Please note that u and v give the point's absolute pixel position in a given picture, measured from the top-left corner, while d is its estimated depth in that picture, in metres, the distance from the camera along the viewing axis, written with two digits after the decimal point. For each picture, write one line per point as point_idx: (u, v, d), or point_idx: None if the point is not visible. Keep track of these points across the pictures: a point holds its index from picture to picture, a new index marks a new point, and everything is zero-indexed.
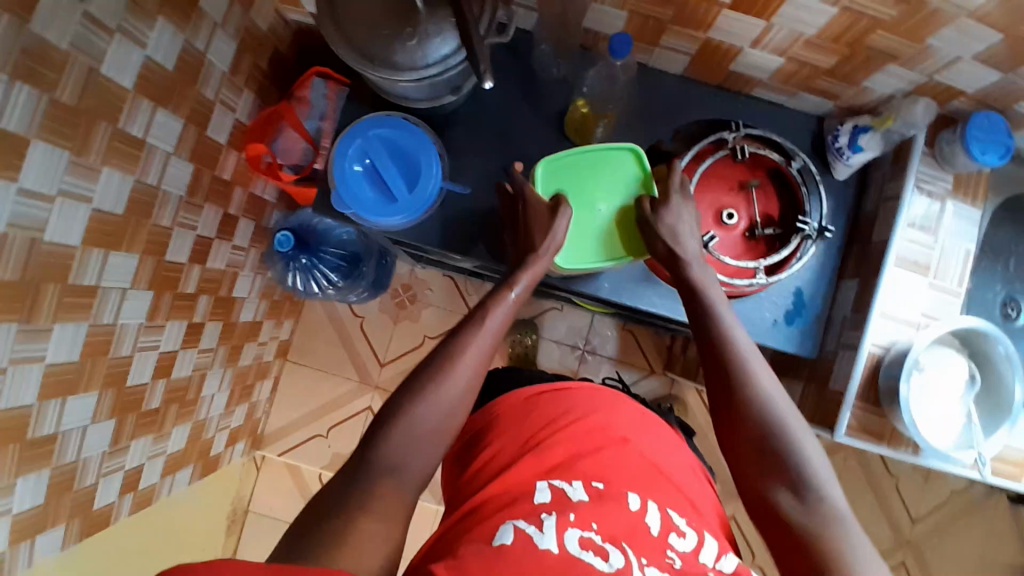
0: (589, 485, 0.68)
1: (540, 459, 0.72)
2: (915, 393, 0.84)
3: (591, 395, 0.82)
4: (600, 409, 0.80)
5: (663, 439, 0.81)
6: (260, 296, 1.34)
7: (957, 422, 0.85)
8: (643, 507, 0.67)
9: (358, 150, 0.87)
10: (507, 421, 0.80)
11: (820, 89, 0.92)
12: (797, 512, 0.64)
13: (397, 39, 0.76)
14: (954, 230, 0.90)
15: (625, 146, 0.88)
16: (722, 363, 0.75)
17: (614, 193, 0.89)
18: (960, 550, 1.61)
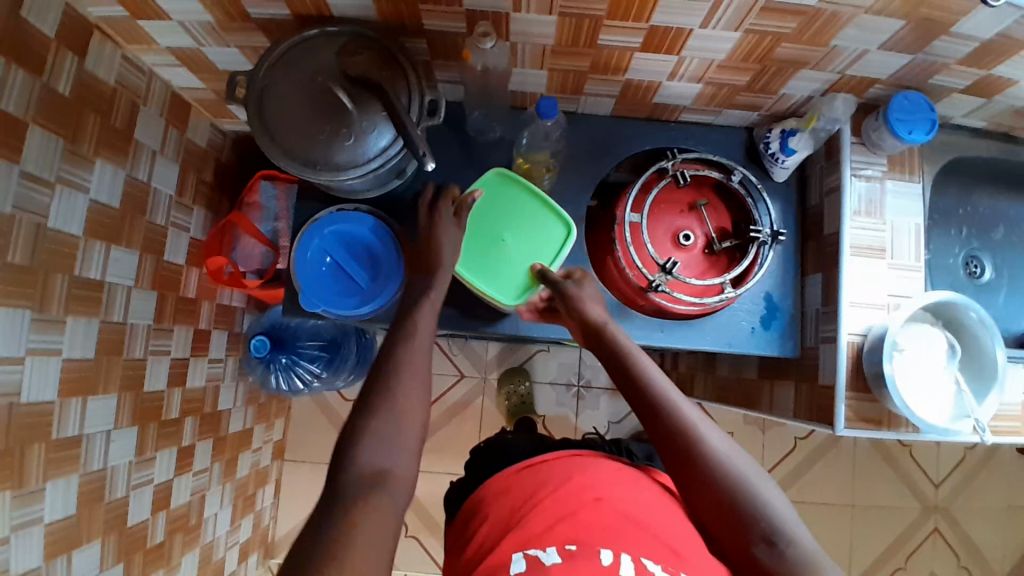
0: (562, 548, 0.70)
1: (521, 530, 0.74)
2: (902, 374, 0.86)
3: (570, 460, 0.84)
4: (578, 473, 0.81)
5: (647, 488, 0.81)
6: (246, 403, 1.32)
7: (949, 394, 0.87)
8: (616, 559, 0.68)
9: (318, 249, 0.88)
10: (496, 498, 0.82)
11: (742, 103, 0.96)
12: (778, 564, 0.64)
13: (335, 141, 0.78)
14: (898, 208, 0.93)
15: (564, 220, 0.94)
16: (663, 425, 0.73)
17: (523, 237, 0.94)
18: (985, 502, 1.62)
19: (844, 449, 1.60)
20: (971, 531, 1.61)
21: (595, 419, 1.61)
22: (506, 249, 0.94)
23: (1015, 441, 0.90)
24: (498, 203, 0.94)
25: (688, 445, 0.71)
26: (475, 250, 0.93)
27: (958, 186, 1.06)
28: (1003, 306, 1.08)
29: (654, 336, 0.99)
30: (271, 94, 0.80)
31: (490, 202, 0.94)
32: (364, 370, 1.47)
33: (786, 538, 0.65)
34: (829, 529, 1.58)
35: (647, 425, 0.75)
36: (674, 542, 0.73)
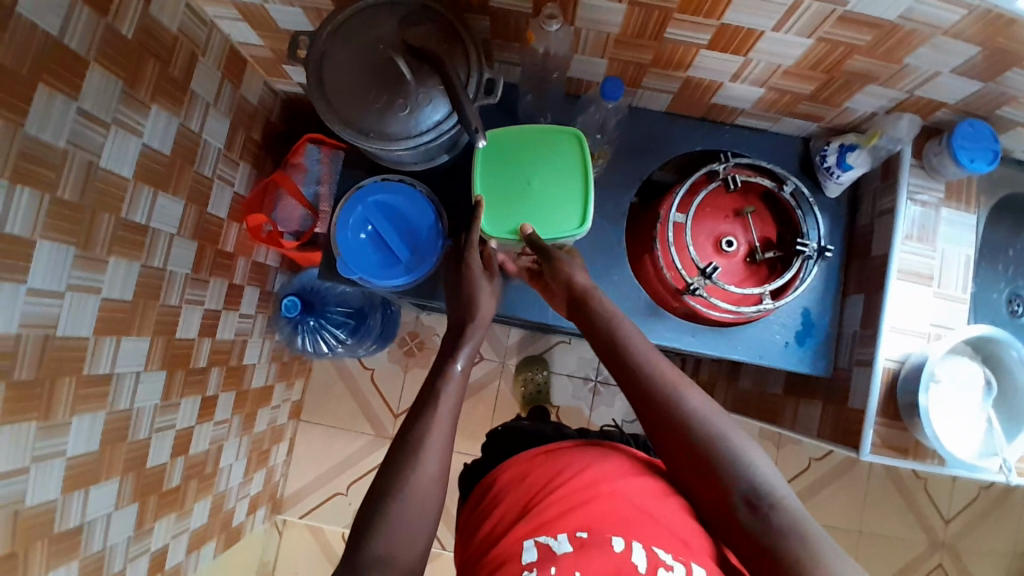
0: (574, 535, 0.70)
1: (534, 515, 0.74)
2: (934, 406, 0.84)
3: (588, 451, 0.84)
4: (593, 463, 0.81)
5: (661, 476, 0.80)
6: (271, 359, 1.34)
7: (982, 429, 0.85)
8: (627, 548, 0.68)
9: (359, 218, 0.87)
10: (510, 485, 0.83)
11: (802, 112, 0.94)
12: (755, 524, 0.64)
13: (389, 110, 0.78)
14: (952, 237, 0.90)
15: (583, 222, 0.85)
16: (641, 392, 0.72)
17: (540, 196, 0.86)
18: (993, 544, 1.59)
19: (856, 475, 1.58)
20: (978, 570, 1.59)
21: (609, 415, 1.61)
22: (522, 192, 0.86)
23: None
24: (549, 159, 0.87)
25: (667, 410, 0.70)
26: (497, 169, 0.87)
27: (1013, 222, 1.03)
28: None
29: (682, 338, 0.98)
30: (331, 58, 0.79)
31: (541, 149, 0.87)
32: (386, 341, 1.48)
33: (768, 498, 0.65)
34: None
35: (624, 387, 0.75)
36: (685, 529, 0.72)
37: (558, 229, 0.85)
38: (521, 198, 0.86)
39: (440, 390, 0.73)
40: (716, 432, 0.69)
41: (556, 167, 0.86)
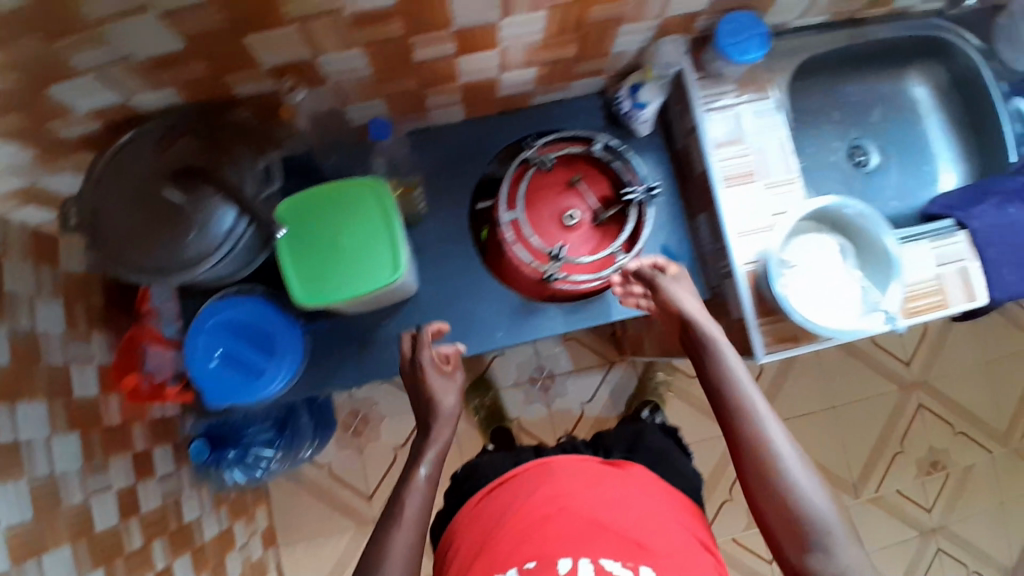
0: (524, 568, 0.72)
1: (485, 558, 0.76)
2: (803, 289, 0.87)
3: (531, 471, 0.85)
4: (543, 481, 0.83)
5: (612, 481, 0.82)
6: (215, 506, 1.30)
7: (858, 296, 0.87)
8: (573, 569, 0.71)
9: (206, 344, 0.84)
10: (467, 525, 0.84)
11: (583, 71, 0.96)
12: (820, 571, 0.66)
13: (181, 239, 0.76)
14: (758, 127, 0.94)
15: (398, 270, 0.78)
16: (751, 453, 0.72)
17: (349, 253, 0.78)
18: (956, 367, 1.65)
19: (810, 359, 1.61)
20: (955, 395, 1.65)
21: (569, 405, 1.61)
22: (328, 252, 0.78)
23: (937, 314, 0.94)
24: (349, 210, 0.79)
25: (772, 478, 0.70)
26: (297, 234, 0.78)
27: (822, 82, 1.05)
28: (899, 185, 1.08)
29: (570, 320, 1.00)
30: (101, 213, 0.76)
31: (338, 206, 0.79)
32: (327, 432, 1.47)
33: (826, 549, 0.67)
34: (818, 436, 1.60)
35: (722, 415, 0.76)
36: (634, 531, 0.75)
37: (375, 282, 0.78)
38: (329, 259, 0.78)
39: (406, 499, 0.76)
40: (797, 482, 0.69)
41: (357, 219, 0.79)
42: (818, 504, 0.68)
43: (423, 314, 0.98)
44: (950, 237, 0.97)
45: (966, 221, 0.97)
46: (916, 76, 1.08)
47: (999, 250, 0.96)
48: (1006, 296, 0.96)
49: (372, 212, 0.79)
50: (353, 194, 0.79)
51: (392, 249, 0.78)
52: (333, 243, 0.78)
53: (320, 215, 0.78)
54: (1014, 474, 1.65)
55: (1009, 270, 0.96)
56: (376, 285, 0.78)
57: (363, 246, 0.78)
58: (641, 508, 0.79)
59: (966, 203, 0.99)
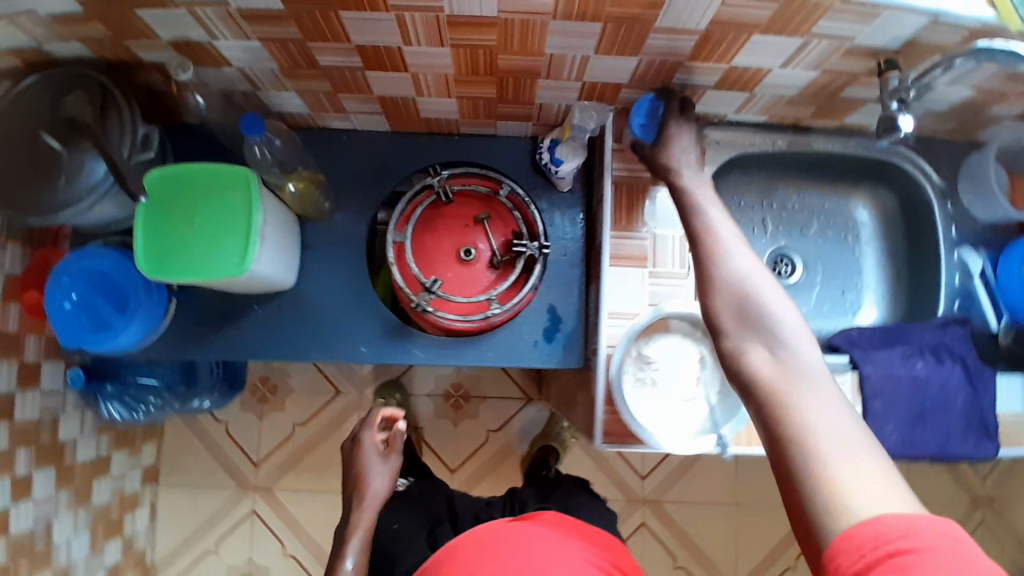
0: None
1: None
2: (648, 391, 0.85)
3: (441, 556, 0.83)
4: (446, 562, 0.80)
5: (521, 535, 0.81)
6: (99, 431, 1.30)
7: (702, 414, 0.85)
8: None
9: (67, 286, 0.86)
10: None
11: (508, 113, 0.94)
12: (770, 365, 0.62)
13: (49, 185, 0.78)
14: (664, 214, 0.91)
15: (243, 265, 0.78)
16: (707, 270, 0.70)
17: (204, 236, 0.79)
18: None
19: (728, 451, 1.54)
20: None
21: (476, 427, 1.58)
22: (183, 230, 0.79)
23: None
24: (217, 195, 0.80)
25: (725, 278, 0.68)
26: (162, 206, 0.79)
27: (761, 181, 1.03)
28: (816, 305, 1.03)
29: (436, 355, 0.98)
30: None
31: (207, 187, 0.80)
32: (230, 392, 1.49)
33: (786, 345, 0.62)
34: (713, 528, 1.55)
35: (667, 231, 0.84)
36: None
37: (219, 270, 0.78)
38: (181, 237, 0.79)
39: None
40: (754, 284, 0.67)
41: (221, 205, 0.79)
42: (778, 312, 0.64)
43: (297, 312, 0.98)
44: (837, 375, 0.91)
45: (861, 362, 0.90)
46: (862, 199, 1.05)
47: (886, 403, 0.89)
48: None
49: (240, 203, 0.79)
50: (223, 180, 0.80)
51: (247, 232, 0.79)
52: (191, 222, 0.79)
53: (188, 192, 0.80)
54: None
55: (892, 428, 0.88)
56: (219, 273, 0.78)
57: (218, 233, 0.79)
58: (558, 556, 0.77)
59: (873, 343, 0.93)
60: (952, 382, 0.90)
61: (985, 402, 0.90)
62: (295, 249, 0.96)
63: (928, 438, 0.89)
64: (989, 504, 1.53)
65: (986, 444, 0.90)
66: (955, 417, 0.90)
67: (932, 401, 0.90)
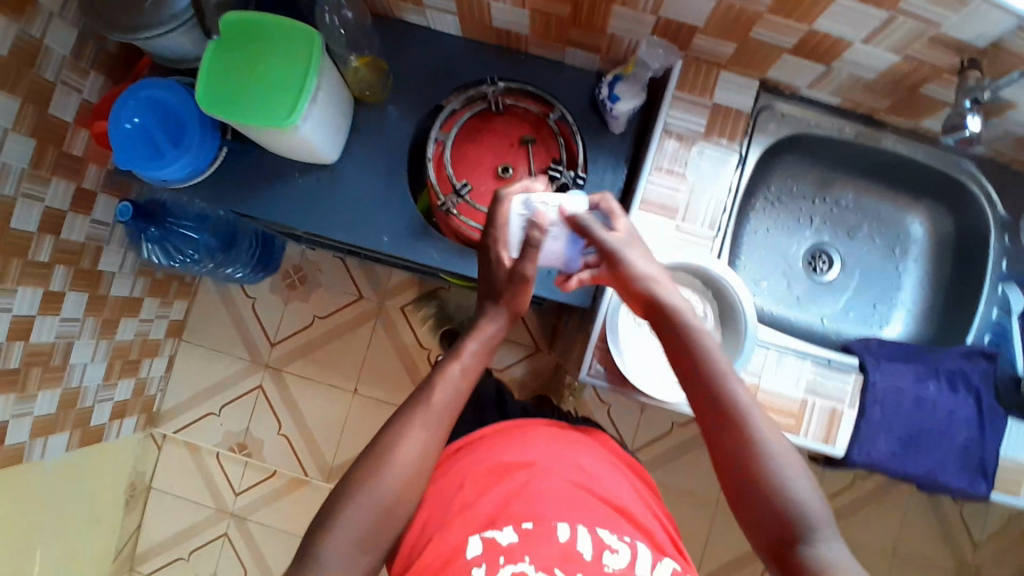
0: (519, 527, 0.68)
1: (469, 515, 0.70)
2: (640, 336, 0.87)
3: (504, 430, 0.81)
4: (515, 443, 0.78)
5: (588, 453, 0.80)
6: (136, 273, 1.38)
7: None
8: (573, 534, 0.68)
9: (131, 110, 0.91)
10: (437, 482, 0.75)
11: (579, 40, 0.93)
12: (773, 509, 0.62)
13: (135, 2, 0.82)
14: (705, 172, 0.90)
15: (291, 117, 0.81)
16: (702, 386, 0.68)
17: (262, 82, 0.82)
18: (870, 539, 1.45)
19: None
20: None
21: None
22: (245, 72, 0.83)
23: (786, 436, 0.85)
24: (284, 48, 0.83)
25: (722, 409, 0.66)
26: (232, 45, 0.83)
27: (818, 171, 0.99)
28: (842, 309, 1.00)
29: (450, 261, 0.99)
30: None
31: (275, 40, 0.83)
32: (262, 271, 1.55)
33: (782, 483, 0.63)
34: (689, 522, 1.52)
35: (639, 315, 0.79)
36: (617, 501, 0.75)
37: (268, 117, 0.82)
38: (241, 78, 0.82)
39: None
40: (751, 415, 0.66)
41: (284, 57, 0.83)
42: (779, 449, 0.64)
43: (333, 190, 1.01)
44: (840, 374, 0.88)
45: (869, 368, 0.88)
46: (919, 213, 1.00)
47: (884, 413, 0.86)
48: (865, 461, 0.85)
49: (302, 60, 0.83)
50: (292, 35, 0.83)
51: (301, 89, 0.82)
52: (254, 67, 0.83)
53: (257, 39, 0.83)
54: None
55: (884, 440, 0.86)
56: (268, 120, 0.82)
57: (275, 81, 0.82)
58: (623, 487, 0.78)
59: (888, 355, 0.90)
60: (959, 412, 0.87)
61: (989, 445, 0.86)
62: (345, 128, 0.99)
63: (918, 460, 0.86)
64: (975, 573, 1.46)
65: (978, 484, 0.86)
66: (953, 447, 0.87)
67: (932, 426, 0.86)
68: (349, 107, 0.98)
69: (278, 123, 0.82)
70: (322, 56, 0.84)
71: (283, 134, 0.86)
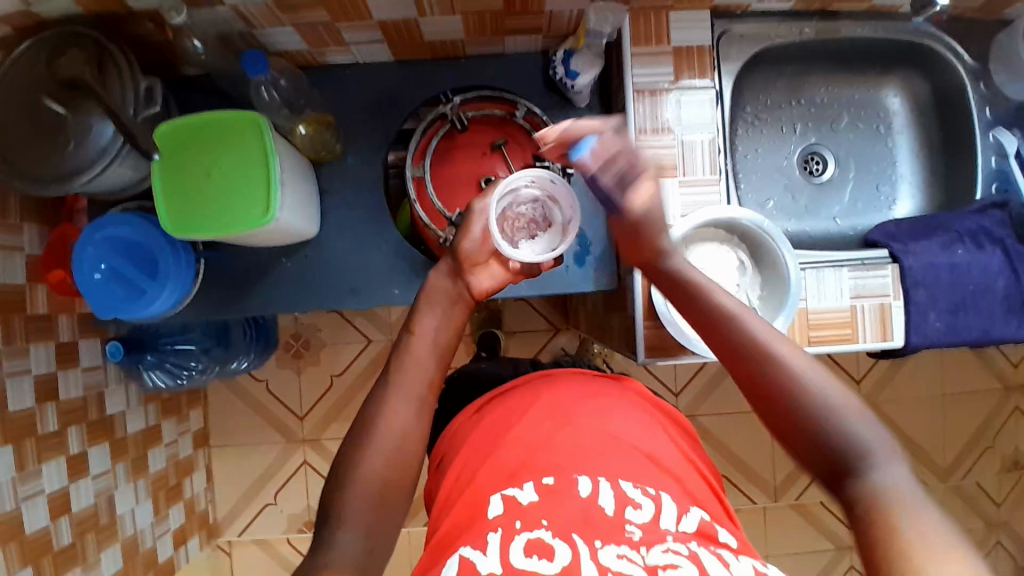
0: (539, 482, 0.66)
1: (495, 464, 0.70)
2: None
3: (537, 381, 0.80)
4: (544, 396, 0.76)
5: (614, 395, 0.77)
6: (145, 402, 1.32)
7: None
8: (594, 489, 0.65)
9: (92, 257, 0.85)
10: (471, 434, 0.77)
11: (516, 27, 0.89)
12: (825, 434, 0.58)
13: (57, 151, 0.76)
14: (689, 120, 0.88)
15: (269, 213, 0.78)
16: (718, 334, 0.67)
17: (225, 185, 0.78)
18: (918, 392, 1.51)
19: None
20: (905, 424, 1.52)
21: None
22: (206, 181, 0.78)
23: (848, 347, 0.89)
24: (232, 142, 0.79)
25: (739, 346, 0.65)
26: (180, 155, 0.78)
27: (788, 76, 0.99)
28: (850, 202, 1.00)
29: None
30: None
31: (222, 135, 0.79)
32: (266, 351, 1.50)
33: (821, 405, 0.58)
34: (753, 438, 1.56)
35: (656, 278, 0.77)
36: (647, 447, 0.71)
37: (245, 220, 0.77)
38: (204, 189, 0.78)
39: None
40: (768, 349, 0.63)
41: (237, 152, 0.78)
42: (826, 378, 0.60)
43: (323, 260, 0.97)
44: (877, 268, 0.89)
45: (901, 255, 0.89)
46: (893, 85, 1.00)
47: (929, 291, 0.88)
48: (925, 342, 0.88)
49: (256, 149, 0.78)
50: (237, 126, 0.78)
51: (267, 182, 0.78)
52: (212, 173, 0.78)
53: (204, 139, 0.78)
54: (951, 514, 1.53)
55: (936, 316, 0.88)
56: (247, 223, 0.77)
57: (238, 180, 0.78)
58: (654, 432, 0.74)
59: (913, 235, 0.91)
60: (993, 266, 0.87)
61: None
62: (316, 194, 0.94)
63: (971, 323, 0.88)
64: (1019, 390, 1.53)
65: None
66: (998, 300, 0.88)
67: (972, 290, 0.87)
68: (310, 171, 0.92)
69: (256, 222, 0.77)
70: (274, 139, 0.79)
71: (261, 230, 0.81)
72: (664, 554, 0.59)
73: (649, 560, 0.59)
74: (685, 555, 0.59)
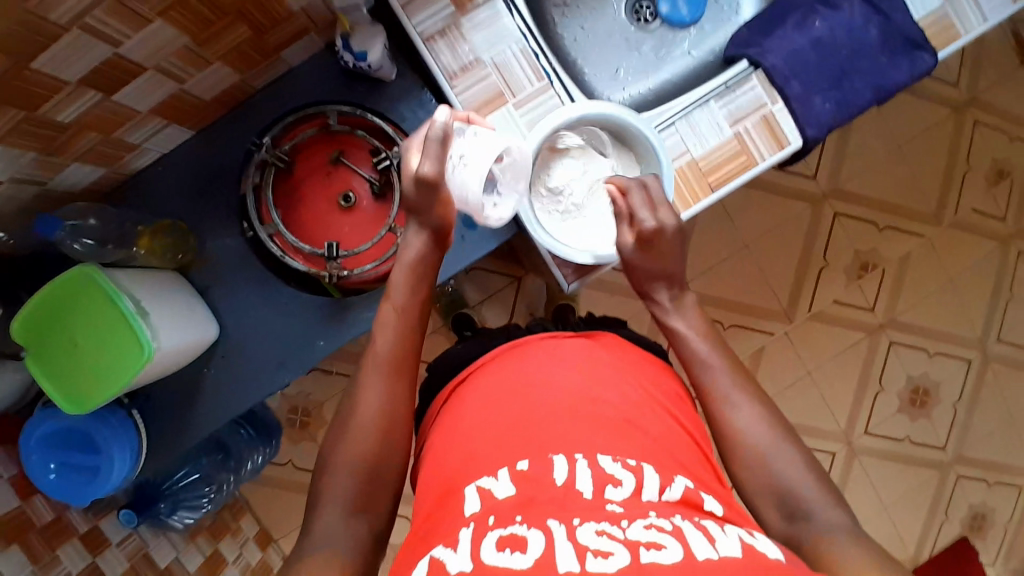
0: (514, 469, 0.60)
1: (470, 460, 0.64)
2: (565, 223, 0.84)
3: (508, 356, 0.75)
4: (517, 375, 0.71)
5: (577, 357, 0.74)
6: (191, 537, 1.33)
7: None
8: (571, 472, 0.59)
9: (39, 461, 0.85)
10: (441, 430, 0.71)
11: (284, 41, 0.83)
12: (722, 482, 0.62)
13: None
14: (491, 37, 0.82)
15: (149, 348, 0.76)
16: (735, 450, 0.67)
17: (95, 342, 0.76)
18: (873, 159, 1.49)
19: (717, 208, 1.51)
20: (875, 193, 1.49)
21: None
22: (73, 352, 0.76)
23: (750, 174, 0.83)
24: (75, 302, 0.76)
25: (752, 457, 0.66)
26: (40, 338, 0.76)
27: None
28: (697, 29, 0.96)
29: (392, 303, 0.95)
30: None
31: (64, 304, 0.76)
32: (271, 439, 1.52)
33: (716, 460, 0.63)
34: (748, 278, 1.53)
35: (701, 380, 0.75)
36: (625, 412, 0.67)
37: (134, 363, 0.76)
38: (74, 358, 0.76)
39: None
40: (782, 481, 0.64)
41: (85, 311, 0.76)
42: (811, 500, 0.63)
43: (242, 349, 0.94)
44: (744, 83, 0.84)
45: (760, 58, 0.84)
46: None
47: (804, 78, 0.83)
48: (822, 130, 0.83)
49: (103, 300, 0.76)
50: (74, 288, 0.75)
51: (128, 322, 0.76)
52: (75, 339, 0.76)
53: (50, 314, 0.76)
54: (956, 250, 1.52)
55: (823, 99, 0.83)
56: (137, 365, 0.76)
57: (102, 333, 0.76)
58: (623, 388, 0.70)
59: (763, 31, 0.86)
60: (856, 19, 0.83)
61: (898, 17, 0.82)
62: (197, 298, 0.91)
63: (859, 86, 0.83)
64: (968, 105, 1.50)
65: (919, 55, 0.83)
66: (873, 49, 0.83)
67: (844, 53, 0.83)
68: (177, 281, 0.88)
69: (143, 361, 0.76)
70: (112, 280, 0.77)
71: (153, 368, 0.80)
72: (647, 531, 0.51)
73: (630, 533, 0.51)
74: (669, 530, 0.51)
